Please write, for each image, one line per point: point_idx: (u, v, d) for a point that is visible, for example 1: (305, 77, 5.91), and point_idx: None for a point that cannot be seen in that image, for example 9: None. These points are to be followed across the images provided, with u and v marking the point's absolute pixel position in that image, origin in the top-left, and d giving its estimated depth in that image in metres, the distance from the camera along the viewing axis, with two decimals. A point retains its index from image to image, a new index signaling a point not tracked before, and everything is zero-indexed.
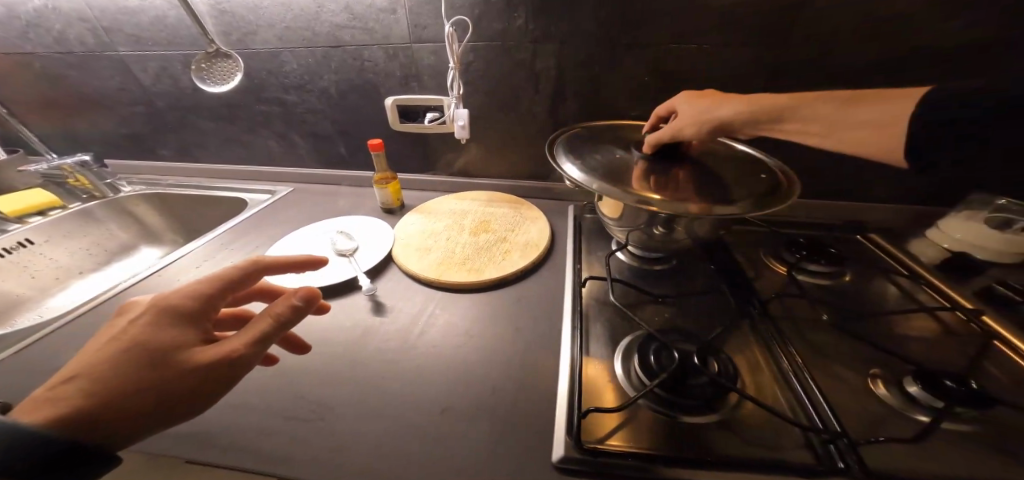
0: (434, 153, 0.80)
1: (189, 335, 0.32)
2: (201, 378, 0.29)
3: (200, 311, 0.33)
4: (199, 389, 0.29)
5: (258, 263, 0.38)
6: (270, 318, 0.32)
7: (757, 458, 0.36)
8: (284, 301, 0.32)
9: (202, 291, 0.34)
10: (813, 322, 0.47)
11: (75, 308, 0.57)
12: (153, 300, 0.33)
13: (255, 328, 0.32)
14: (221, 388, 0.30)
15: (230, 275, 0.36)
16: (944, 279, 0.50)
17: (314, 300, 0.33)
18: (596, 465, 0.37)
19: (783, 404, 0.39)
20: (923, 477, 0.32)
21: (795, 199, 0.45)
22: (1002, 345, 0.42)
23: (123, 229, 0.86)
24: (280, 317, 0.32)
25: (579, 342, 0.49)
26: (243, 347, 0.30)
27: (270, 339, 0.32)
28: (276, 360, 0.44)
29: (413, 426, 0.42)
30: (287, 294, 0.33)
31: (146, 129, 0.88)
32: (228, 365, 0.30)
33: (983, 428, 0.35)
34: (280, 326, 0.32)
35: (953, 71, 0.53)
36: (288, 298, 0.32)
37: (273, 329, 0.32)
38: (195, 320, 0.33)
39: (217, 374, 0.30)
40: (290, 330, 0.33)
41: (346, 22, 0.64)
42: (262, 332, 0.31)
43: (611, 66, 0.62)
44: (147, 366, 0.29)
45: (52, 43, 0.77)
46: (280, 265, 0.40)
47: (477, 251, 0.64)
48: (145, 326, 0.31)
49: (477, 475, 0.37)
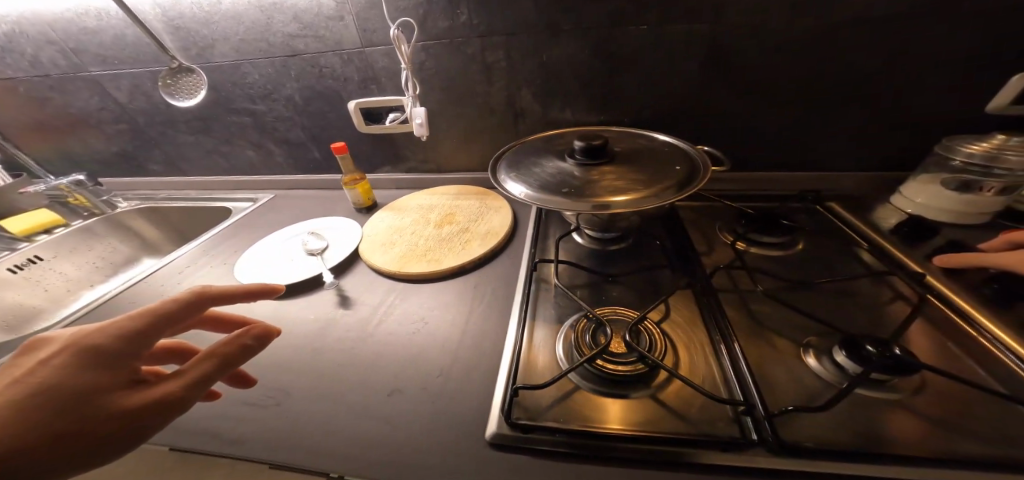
0: (402, 151, 0.83)
1: (115, 376, 0.32)
2: (127, 422, 0.30)
3: (130, 351, 0.33)
4: (128, 431, 0.30)
5: (205, 295, 0.38)
6: (216, 358, 0.34)
7: (681, 432, 0.36)
8: (233, 342, 0.34)
9: (131, 329, 0.34)
10: (754, 292, 0.46)
11: (70, 316, 0.61)
12: (79, 337, 0.33)
13: (196, 369, 0.33)
14: (149, 429, 0.31)
15: (167, 311, 0.35)
16: (900, 244, 0.49)
17: (266, 339, 0.36)
18: (523, 442, 0.37)
19: (710, 377, 0.39)
20: (836, 447, 0.32)
21: (709, 180, 0.50)
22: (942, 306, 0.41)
23: (125, 243, 0.93)
24: (226, 356, 0.34)
25: (523, 322, 0.50)
26: (178, 389, 0.32)
27: (211, 379, 0.33)
28: (219, 394, 0.42)
29: (360, 406, 0.44)
30: (239, 333, 0.35)
31: (134, 145, 0.96)
32: (164, 405, 0.31)
33: (910, 396, 0.35)
34: (226, 364, 0.34)
35: (902, 30, 0.51)
36: (238, 338, 0.35)
37: (218, 369, 0.34)
38: (121, 361, 0.33)
39: (146, 417, 0.31)
40: (233, 369, 0.34)
41: (297, 32, 0.69)
42: (204, 372, 0.33)
43: (554, 54, 0.63)
44: (70, 410, 0.30)
45: (28, 67, 0.83)
46: (232, 295, 0.40)
47: (439, 243, 0.66)
48: (71, 367, 0.31)
49: (415, 453, 0.39)
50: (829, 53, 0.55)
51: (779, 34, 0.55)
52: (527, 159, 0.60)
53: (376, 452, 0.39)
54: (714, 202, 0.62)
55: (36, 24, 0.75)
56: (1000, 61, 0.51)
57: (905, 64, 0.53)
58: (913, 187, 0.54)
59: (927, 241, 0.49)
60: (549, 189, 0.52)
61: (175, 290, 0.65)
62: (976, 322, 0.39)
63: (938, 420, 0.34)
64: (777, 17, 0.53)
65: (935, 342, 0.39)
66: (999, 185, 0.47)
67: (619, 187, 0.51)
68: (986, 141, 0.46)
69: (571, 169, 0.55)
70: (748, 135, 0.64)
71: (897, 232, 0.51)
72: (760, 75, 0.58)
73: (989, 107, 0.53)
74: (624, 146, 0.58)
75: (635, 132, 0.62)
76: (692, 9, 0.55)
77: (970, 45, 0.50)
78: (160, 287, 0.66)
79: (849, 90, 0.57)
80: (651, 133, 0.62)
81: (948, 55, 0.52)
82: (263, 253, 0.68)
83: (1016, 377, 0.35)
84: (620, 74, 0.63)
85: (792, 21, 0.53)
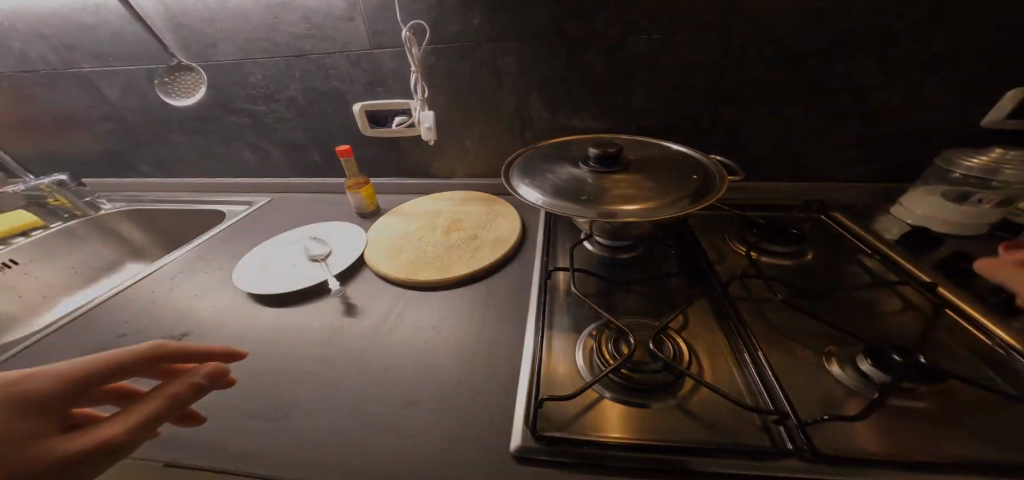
0: (407, 155, 0.82)
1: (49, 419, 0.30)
2: (56, 470, 0.28)
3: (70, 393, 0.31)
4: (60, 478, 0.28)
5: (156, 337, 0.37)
6: (164, 399, 0.32)
7: (711, 443, 0.35)
8: (184, 381, 0.33)
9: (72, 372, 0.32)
10: (770, 301, 0.47)
11: (53, 323, 0.57)
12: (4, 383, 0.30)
13: (142, 411, 0.31)
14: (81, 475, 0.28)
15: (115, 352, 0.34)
16: (904, 254, 0.51)
17: (218, 376, 0.35)
18: (551, 454, 0.36)
19: (736, 387, 0.39)
20: (867, 457, 0.32)
21: (725, 190, 0.50)
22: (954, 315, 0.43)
23: (106, 246, 0.88)
24: (175, 395, 0.33)
25: (542, 331, 0.49)
26: (119, 432, 0.30)
27: (159, 420, 0.32)
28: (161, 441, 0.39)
29: (375, 417, 0.42)
30: (190, 374, 0.34)
31: (122, 145, 0.92)
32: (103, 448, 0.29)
33: (933, 405, 0.36)
34: (175, 404, 0.32)
35: (902, 46, 0.54)
36: (189, 378, 0.34)
37: (165, 410, 0.32)
38: None
39: (81, 463, 0.28)
40: (182, 409, 0.33)
41: (305, 32, 0.68)
42: (151, 413, 0.31)
43: (565, 61, 0.64)
44: None
45: (15, 62, 0.80)
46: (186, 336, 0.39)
47: (447, 250, 0.65)
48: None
49: (436, 467, 0.37)
50: (833, 65, 0.56)
51: (786, 47, 0.56)
52: (540, 165, 0.59)
53: (395, 468, 0.38)
54: (723, 212, 0.63)
55: (29, 18, 0.73)
56: (993, 79, 0.54)
57: (903, 79, 0.56)
58: (914, 197, 0.56)
59: (931, 250, 0.51)
60: (566, 196, 0.52)
61: (168, 296, 0.62)
62: (988, 331, 0.40)
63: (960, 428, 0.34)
64: (786, 31, 0.55)
65: (952, 351, 0.40)
66: (998, 197, 0.50)
67: (636, 195, 0.50)
68: (986, 153, 0.48)
69: (585, 176, 0.55)
70: (754, 145, 0.66)
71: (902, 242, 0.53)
72: (767, 87, 0.60)
73: (983, 122, 0.56)
74: (636, 156, 0.58)
75: (646, 141, 0.62)
76: (705, 19, 0.56)
77: (965, 61, 0.53)
78: (151, 294, 0.62)
79: (851, 102, 0.59)
80: (662, 142, 0.62)
81: (944, 73, 0.54)
82: (262, 257, 0.66)
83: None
84: (631, 83, 0.64)
85: (800, 34, 0.55)
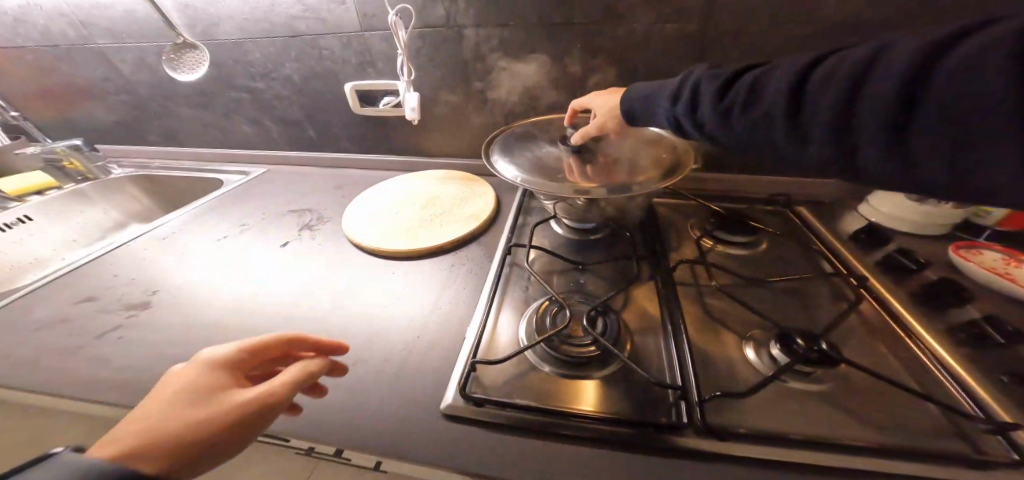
0: (393, 134, 0.87)
1: None
2: None
3: None
4: None
5: None
6: None
7: (622, 413, 0.38)
8: None
9: None
10: (710, 290, 0.52)
11: (52, 274, 0.64)
12: None
13: None
14: None
15: None
16: (854, 252, 0.57)
17: None
18: (475, 411, 0.39)
19: (658, 365, 0.43)
20: (761, 433, 0.36)
21: (690, 172, 0.54)
22: (869, 313, 0.48)
23: (113, 208, 0.95)
24: None
25: (492, 303, 0.53)
26: None
27: None
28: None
29: (326, 371, 0.46)
30: None
31: (133, 116, 1.00)
32: None
33: (834, 387, 0.40)
34: None
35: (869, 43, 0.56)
36: None
37: None
38: None
39: None
40: None
41: (299, 14, 0.72)
42: None
43: (548, 48, 0.68)
44: None
45: (39, 37, 0.88)
46: None
47: (421, 223, 0.70)
48: None
49: (367, 426, 0.40)
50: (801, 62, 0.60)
51: (758, 46, 0.60)
52: (518, 146, 0.63)
53: (321, 419, 0.41)
54: (692, 203, 0.69)
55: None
56: None
57: None
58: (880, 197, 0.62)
59: (901, 275, 0.52)
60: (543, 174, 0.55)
61: (152, 257, 0.67)
62: (916, 336, 0.44)
63: (852, 408, 0.38)
64: (757, 30, 0.59)
65: (856, 346, 0.44)
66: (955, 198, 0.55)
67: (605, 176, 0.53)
68: None
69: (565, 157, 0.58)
70: None
71: (877, 265, 0.54)
72: None
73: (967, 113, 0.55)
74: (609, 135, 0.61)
75: None
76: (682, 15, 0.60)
77: None
78: (140, 254, 0.68)
79: None
80: None
81: None
82: (236, 243, 0.69)
83: (928, 380, 0.41)
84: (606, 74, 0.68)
85: (776, 32, 0.58)
